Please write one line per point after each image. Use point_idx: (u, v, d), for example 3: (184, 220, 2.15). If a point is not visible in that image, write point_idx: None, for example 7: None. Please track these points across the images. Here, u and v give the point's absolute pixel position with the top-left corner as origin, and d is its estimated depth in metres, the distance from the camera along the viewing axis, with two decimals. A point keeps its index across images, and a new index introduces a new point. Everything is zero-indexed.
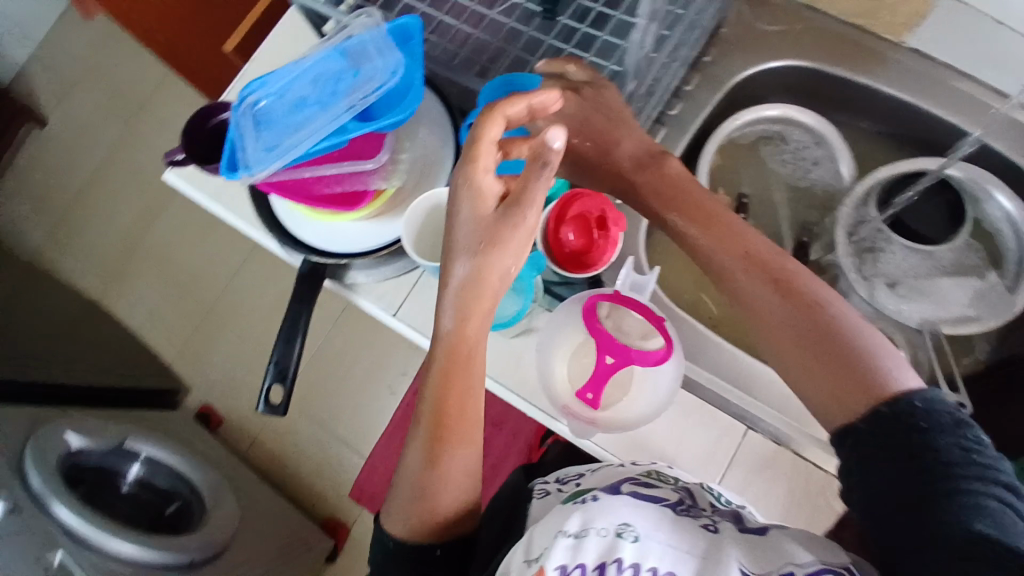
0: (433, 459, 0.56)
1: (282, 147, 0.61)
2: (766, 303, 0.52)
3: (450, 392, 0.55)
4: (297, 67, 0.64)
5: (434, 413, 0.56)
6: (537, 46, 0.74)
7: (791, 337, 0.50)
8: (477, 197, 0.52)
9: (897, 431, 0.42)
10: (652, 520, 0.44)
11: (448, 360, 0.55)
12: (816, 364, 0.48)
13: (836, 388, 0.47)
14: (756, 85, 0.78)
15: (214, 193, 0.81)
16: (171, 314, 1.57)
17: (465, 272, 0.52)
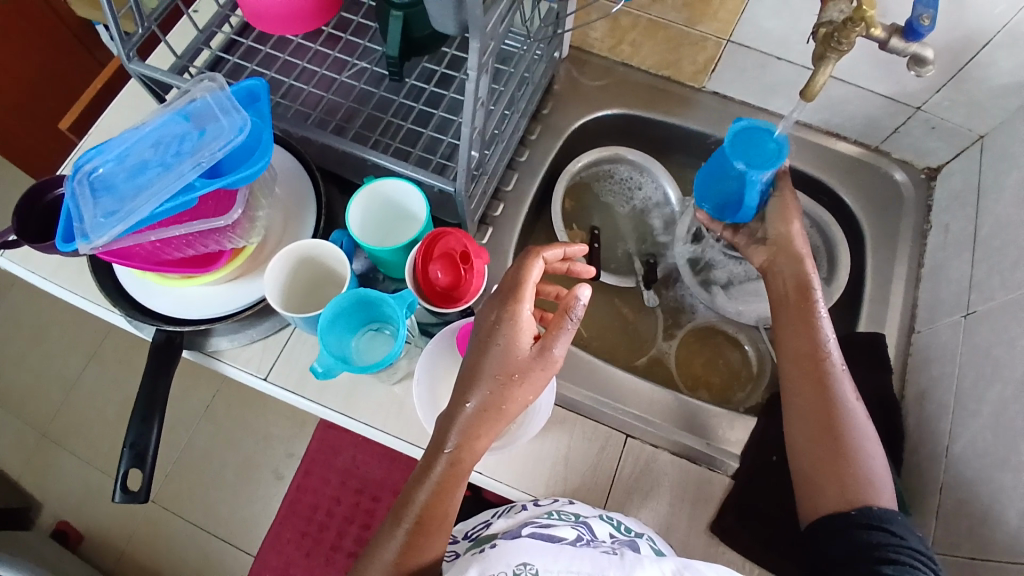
0: (411, 548, 0.55)
1: (124, 211, 0.58)
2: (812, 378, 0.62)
3: (440, 501, 0.55)
4: (137, 134, 0.63)
5: (421, 516, 0.55)
6: (389, 104, 0.79)
7: (811, 429, 0.60)
8: (513, 336, 0.54)
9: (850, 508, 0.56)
10: (543, 555, 0.53)
11: (445, 475, 0.55)
12: (822, 436, 0.60)
13: (822, 466, 0.59)
14: (589, 132, 0.87)
15: (52, 273, 0.75)
16: (4, 435, 1.38)
17: (484, 398, 0.54)
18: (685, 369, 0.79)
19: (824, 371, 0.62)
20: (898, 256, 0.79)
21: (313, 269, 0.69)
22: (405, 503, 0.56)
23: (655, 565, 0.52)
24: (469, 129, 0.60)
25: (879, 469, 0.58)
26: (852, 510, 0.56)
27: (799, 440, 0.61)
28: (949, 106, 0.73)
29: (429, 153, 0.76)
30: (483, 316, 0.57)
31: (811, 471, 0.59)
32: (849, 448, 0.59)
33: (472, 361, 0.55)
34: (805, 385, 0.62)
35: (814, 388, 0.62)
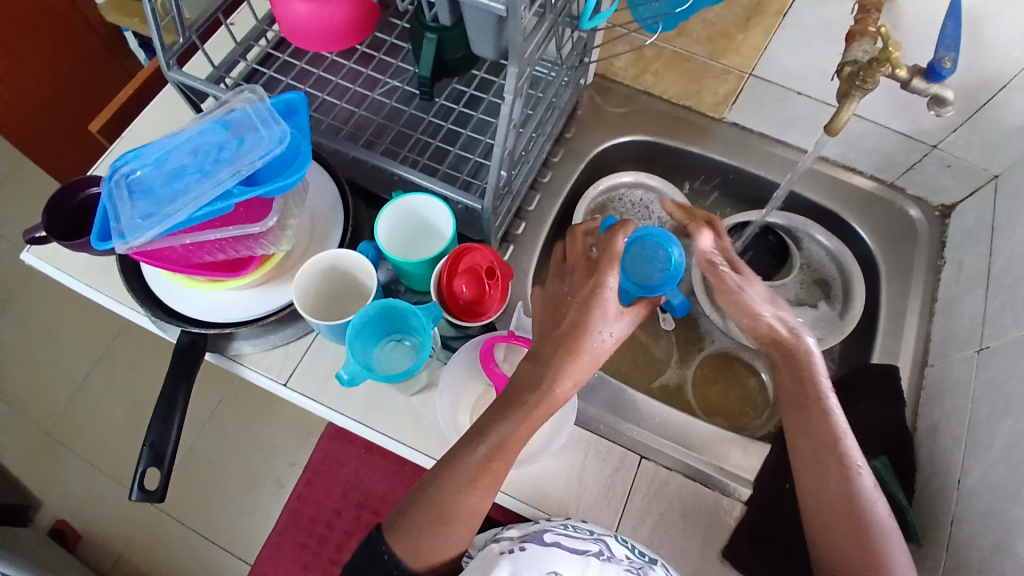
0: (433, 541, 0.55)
1: (161, 214, 0.59)
2: (811, 452, 0.58)
3: (472, 494, 0.55)
4: (176, 140, 0.65)
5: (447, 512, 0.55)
6: (418, 122, 0.81)
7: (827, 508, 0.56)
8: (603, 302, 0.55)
9: None
10: (572, 566, 0.55)
11: (481, 467, 0.54)
12: (845, 526, 0.55)
13: (842, 543, 0.54)
14: (610, 158, 0.89)
15: (78, 272, 0.77)
16: (8, 432, 1.38)
17: (557, 369, 0.53)
18: (700, 394, 0.79)
19: (837, 447, 0.57)
20: (911, 291, 0.80)
21: (337, 279, 0.70)
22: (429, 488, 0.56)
23: None
24: (500, 149, 0.62)
25: (902, 555, 0.54)
26: None
27: (818, 526, 0.56)
28: (965, 145, 0.74)
29: (455, 170, 0.77)
30: (575, 288, 0.57)
31: (834, 552, 0.55)
32: (872, 535, 0.54)
33: (566, 319, 0.56)
34: (811, 470, 0.57)
35: (825, 468, 0.57)
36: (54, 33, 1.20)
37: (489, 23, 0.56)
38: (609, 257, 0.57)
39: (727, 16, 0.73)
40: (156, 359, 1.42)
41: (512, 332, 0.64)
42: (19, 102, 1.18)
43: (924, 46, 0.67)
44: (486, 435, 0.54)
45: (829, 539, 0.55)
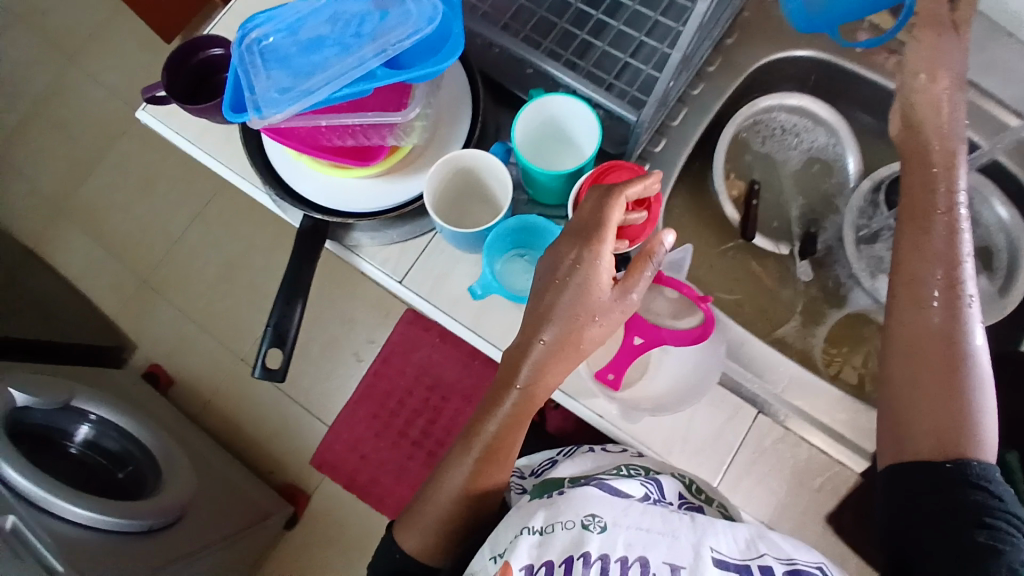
0: (478, 475, 0.58)
1: (300, 89, 0.55)
2: (905, 321, 0.52)
3: (510, 434, 0.57)
4: (311, 6, 0.59)
5: (490, 445, 0.58)
6: (563, 8, 0.71)
7: (909, 356, 0.51)
8: (590, 286, 0.52)
9: (944, 458, 0.48)
10: (613, 508, 0.51)
11: (513, 415, 0.57)
12: (921, 365, 0.50)
13: (926, 386, 0.50)
14: (773, 75, 0.76)
15: (195, 137, 0.74)
16: (107, 274, 1.46)
17: (560, 336, 0.53)
18: (832, 351, 0.72)
19: (954, 329, 0.50)
20: None
21: (471, 179, 0.65)
22: (474, 430, 0.58)
23: (728, 532, 0.51)
24: (679, 53, 0.54)
25: (991, 412, 0.49)
26: (948, 463, 0.47)
27: (897, 373, 0.52)
28: None
29: (600, 71, 0.69)
30: (558, 257, 0.54)
31: (902, 405, 0.51)
32: (955, 386, 0.49)
33: (544, 303, 0.54)
34: (907, 310, 0.52)
35: (926, 335, 0.51)
36: None
37: None
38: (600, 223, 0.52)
39: None
40: (246, 223, 1.44)
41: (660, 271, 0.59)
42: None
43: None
44: (477, 435, 0.58)
45: (905, 405, 0.51)
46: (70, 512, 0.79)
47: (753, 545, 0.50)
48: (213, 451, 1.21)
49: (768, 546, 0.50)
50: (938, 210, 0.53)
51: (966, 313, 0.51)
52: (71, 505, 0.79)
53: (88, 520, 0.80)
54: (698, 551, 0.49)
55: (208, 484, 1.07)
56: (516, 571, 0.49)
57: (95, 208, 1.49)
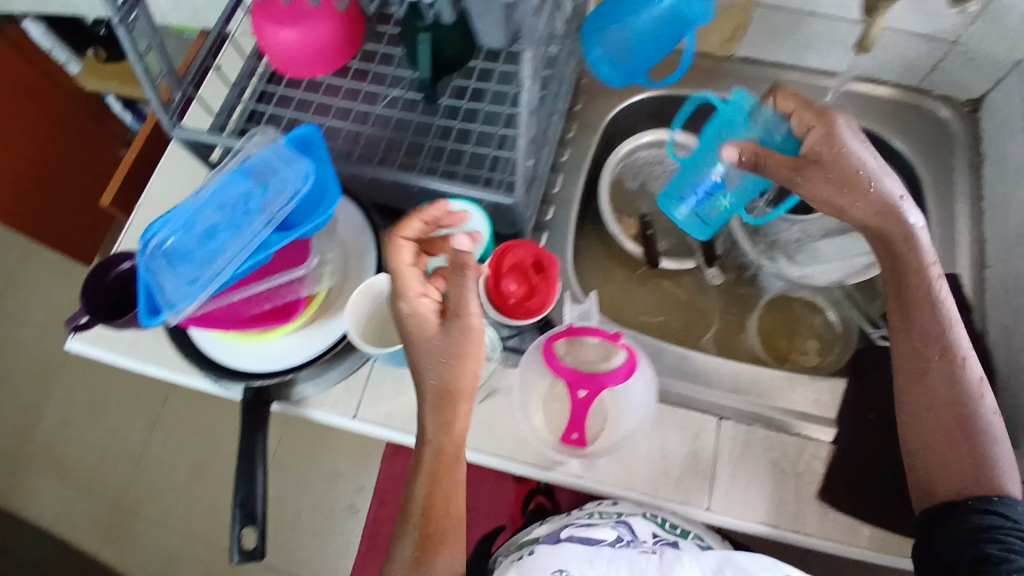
0: (424, 555, 0.58)
1: (206, 276, 0.59)
2: (915, 368, 0.61)
3: (440, 493, 0.59)
4: (198, 200, 0.63)
5: (425, 510, 0.59)
6: (428, 127, 0.76)
7: (930, 401, 0.59)
8: (421, 324, 0.57)
9: (965, 495, 0.56)
10: (579, 561, 0.65)
11: (439, 460, 0.58)
12: (941, 426, 0.59)
13: (930, 437, 0.59)
14: (626, 120, 0.84)
15: (125, 348, 0.76)
16: (81, 512, 1.41)
17: (439, 382, 0.57)
18: (769, 342, 0.78)
19: (926, 356, 0.60)
20: (957, 195, 0.78)
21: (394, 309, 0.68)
22: (407, 503, 0.60)
23: (693, 563, 0.62)
24: (525, 133, 0.59)
25: (1010, 467, 0.57)
26: (968, 500, 0.56)
27: (909, 430, 0.60)
28: (989, 35, 0.71)
29: (475, 168, 0.74)
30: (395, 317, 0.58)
31: (933, 460, 0.58)
32: (971, 431, 0.58)
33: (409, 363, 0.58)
34: (914, 375, 0.61)
35: (912, 378, 0.61)
36: (36, 99, 1.23)
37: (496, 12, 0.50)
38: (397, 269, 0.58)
39: None
40: (207, 411, 1.43)
41: (570, 324, 0.64)
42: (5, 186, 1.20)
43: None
44: (410, 503, 0.60)
45: (927, 453, 0.59)
46: None
47: (720, 572, 0.61)
48: None
49: (733, 569, 0.60)
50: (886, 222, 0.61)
51: (959, 339, 0.60)
52: None
53: None
54: None
55: None
56: None
57: (51, 452, 1.46)
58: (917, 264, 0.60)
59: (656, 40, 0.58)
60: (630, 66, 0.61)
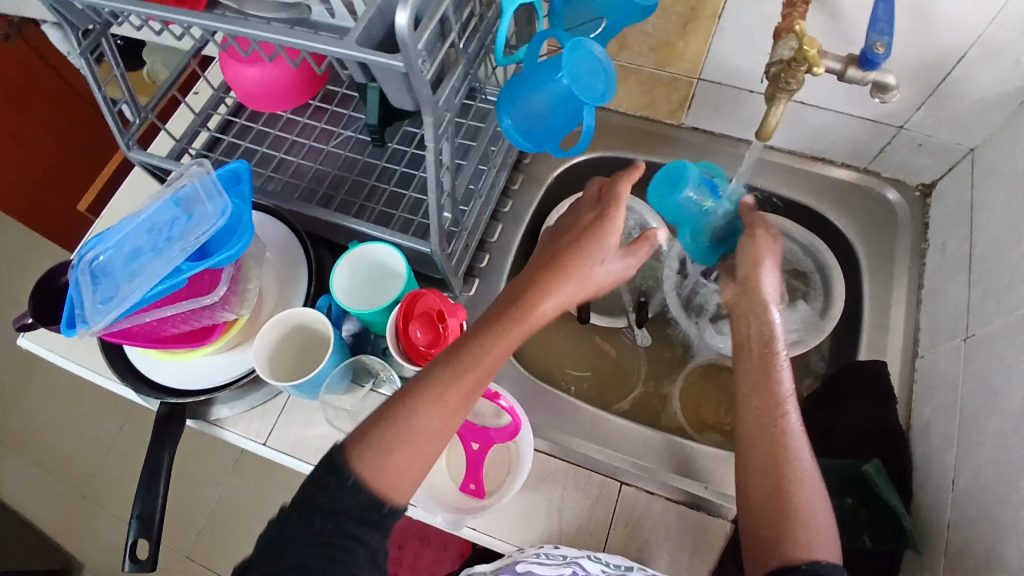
0: (448, 377, 0.50)
1: (118, 297, 0.61)
2: (757, 415, 0.56)
3: (500, 346, 0.52)
4: (131, 222, 0.67)
5: (472, 356, 0.51)
6: (374, 169, 0.80)
7: (759, 452, 0.55)
8: (606, 229, 0.58)
9: (799, 560, 0.48)
10: None
11: (515, 318, 0.53)
12: (772, 474, 0.53)
13: (766, 485, 0.53)
14: (573, 176, 0.87)
15: (65, 351, 0.79)
16: (45, 497, 1.44)
17: (557, 257, 0.56)
18: (690, 410, 0.77)
19: (776, 400, 0.56)
20: (895, 279, 0.77)
21: (306, 341, 0.70)
22: (464, 342, 0.52)
23: None
24: (436, 191, 0.61)
25: (823, 508, 0.52)
26: (801, 565, 0.48)
27: (750, 485, 0.54)
28: (932, 124, 0.71)
29: (412, 214, 0.76)
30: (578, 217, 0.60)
31: (764, 506, 0.52)
32: (788, 482, 0.52)
33: (562, 243, 0.58)
34: (758, 423, 0.56)
35: (761, 426, 0.56)
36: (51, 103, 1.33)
37: (397, 81, 0.51)
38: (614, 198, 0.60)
39: (665, 26, 0.72)
40: None
41: None
42: (12, 175, 1.30)
43: (841, 40, 0.66)
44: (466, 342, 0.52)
45: (758, 504, 0.53)
46: None
47: None
48: None
49: None
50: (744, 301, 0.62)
51: (786, 387, 0.57)
52: None
53: None
54: None
55: None
56: None
57: (27, 434, 1.51)
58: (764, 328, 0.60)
59: (565, 112, 0.57)
60: (545, 133, 0.59)
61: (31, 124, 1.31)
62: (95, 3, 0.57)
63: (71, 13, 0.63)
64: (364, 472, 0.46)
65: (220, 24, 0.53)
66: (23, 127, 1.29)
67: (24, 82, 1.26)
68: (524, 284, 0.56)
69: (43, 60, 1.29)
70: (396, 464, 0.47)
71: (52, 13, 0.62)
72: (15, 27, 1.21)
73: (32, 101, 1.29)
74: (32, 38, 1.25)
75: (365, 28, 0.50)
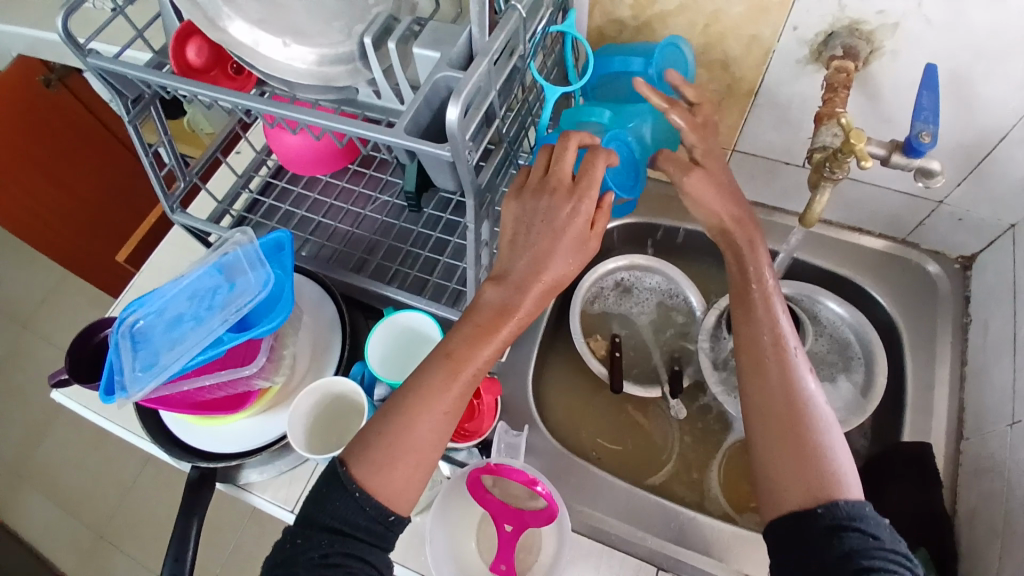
0: (437, 389, 0.53)
1: (159, 365, 0.61)
2: (748, 356, 0.55)
3: (479, 343, 0.54)
4: (174, 288, 0.68)
5: (453, 353, 0.54)
6: (409, 235, 0.81)
7: (757, 390, 0.53)
8: (576, 208, 0.57)
9: (814, 504, 0.47)
10: None
11: (485, 321, 0.55)
12: (772, 410, 0.52)
13: (767, 424, 0.52)
14: (606, 240, 0.88)
15: (101, 408, 0.80)
16: (60, 539, 1.44)
17: (531, 247, 0.56)
18: (726, 487, 0.75)
19: (772, 341, 0.55)
20: (938, 357, 0.75)
21: (340, 407, 0.70)
22: (457, 356, 0.54)
23: None
24: (472, 263, 0.61)
25: (845, 461, 0.49)
26: (818, 509, 0.47)
27: (756, 429, 0.53)
28: (974, 200, 0.70)
29: (445, 279, 0.76)
30: (554, 208, 0.57)
31: (767, 442, 0.51)
32: (797, 420, 0.51)
33: (535, 223, 0.57)
34: (751, 366, 0.54)
35: (764, 365, 0.54)
36: (94, 151, 1.38)
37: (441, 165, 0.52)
38: (586, 181, 0.57)
39: None
40: None
41: (490, 462, 0.61)
42: (58, 224, 1.34)
43: (880, 120, 0.66)
44: (446, 352, 0.54)
45: (764, 442, 0.51)
46: None
47: None
48: None
49: None
50: (752, 285, 0.58)
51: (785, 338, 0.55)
52: None
53: None
54: None
55: None
56: None
57: (50, 470, 1.52)
58: (763, 314, 0.56)
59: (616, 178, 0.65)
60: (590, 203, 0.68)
61: (76, 170, 1.35)
62: (146, 78, 0.57)
63: (120, 82, 0.65)
64: (370, 484, 0.51)
65: (271, 105, 0.54)
66: (65, 172, 1.33)
67: (68, 131, 1.31)
68: (510, 283, 0.56)
69: (85, 110, 1.34)
70: (401, 472, 0.52)
71: (102, 83, 0.64)
72: (57, 74, 1.26)
73: (77, 149, 1.34)
74: (78, 90, 1.30)
75: (413, 116, 0.50)
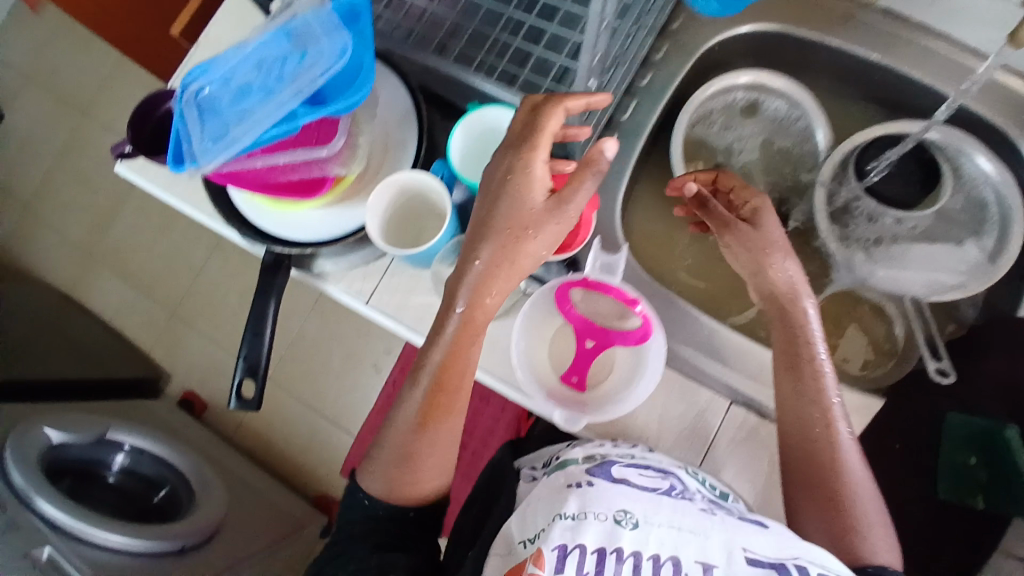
0: (431, 406, 0.58)
1: (230, 137, 0.56)
2: (795, 425, 0.59)
3: (457, 357, 0.57)
4: (237, 54, 0.60)
5: (439, 368, 0.57)
6: (497, 19, 0.69)
7: (796, 434, 0.58)
8: (529, 183, 0.54)
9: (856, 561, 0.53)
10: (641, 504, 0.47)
11: (462, 327, 0.57)
12: (813, 470, 0.57)
13: (814, 481, 0.57)
14: (723, 52, 0.75)
15: (167, 185, 0.77)
16: (137, 312, 1.54)
17: (492, 247, 0.55)
18: None
19: (821, 404, 0.58)
20: None
21: (420, 206, 0.66)
22: (420, 364, 0.58)
23: (760, 535, 0.45)
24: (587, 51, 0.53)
25: (872, 501, 0.56)
26: (867, 568, 0.52)
27: (796, 479, 0.58)
28: None
29: (537, 77, 0.67)
30: (505, 161, 0.55)
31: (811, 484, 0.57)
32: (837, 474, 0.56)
33: (495, 198, 0.55)
34: (800, 445, 0.58)
35: (812, 435, 0.58)
36: None
37: None
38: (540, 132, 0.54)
39: None
40: None
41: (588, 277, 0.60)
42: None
43: None
44: (425, 364, 0.58)
45: (800, 482, 0.58)
46: (102, 538, 0.83)
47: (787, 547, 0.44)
48: (245, 468, 1.26)
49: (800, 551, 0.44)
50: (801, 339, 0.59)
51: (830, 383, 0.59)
52: (103, 535, 0.83)
53: (122, 545, 0.84)
54: (728, 550, 0.43)
55: (243, 499, 1.13)
56: (549, 552, 0.44)
57: (121, 248, 1.58)
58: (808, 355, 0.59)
59: None
60: None
61: None
62: None
63: None
64: (399, 494, 0.59)
65: None
66: None
67: None
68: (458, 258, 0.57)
69: None
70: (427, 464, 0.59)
71: None
72: None
73: None
74: None
75: None
